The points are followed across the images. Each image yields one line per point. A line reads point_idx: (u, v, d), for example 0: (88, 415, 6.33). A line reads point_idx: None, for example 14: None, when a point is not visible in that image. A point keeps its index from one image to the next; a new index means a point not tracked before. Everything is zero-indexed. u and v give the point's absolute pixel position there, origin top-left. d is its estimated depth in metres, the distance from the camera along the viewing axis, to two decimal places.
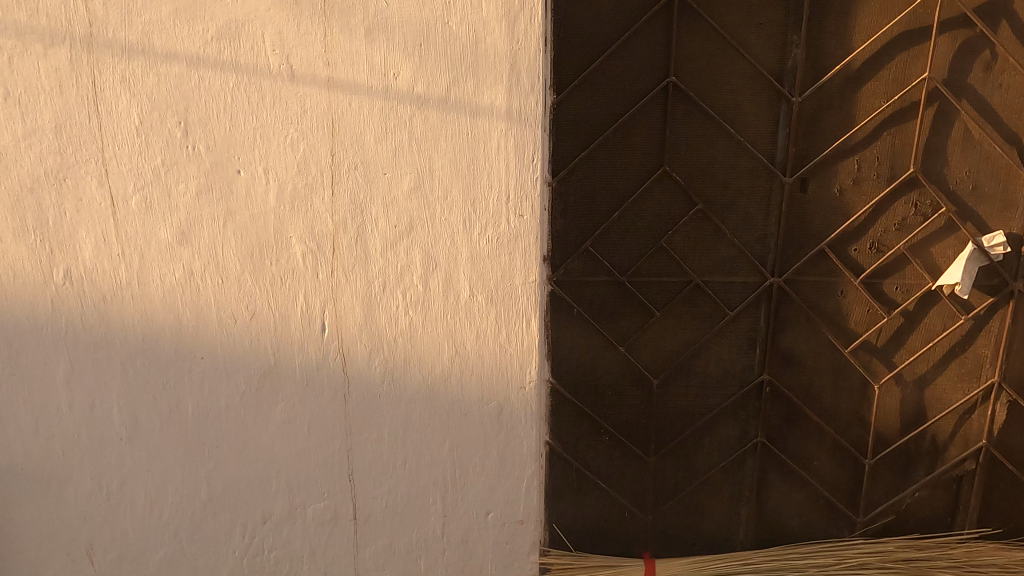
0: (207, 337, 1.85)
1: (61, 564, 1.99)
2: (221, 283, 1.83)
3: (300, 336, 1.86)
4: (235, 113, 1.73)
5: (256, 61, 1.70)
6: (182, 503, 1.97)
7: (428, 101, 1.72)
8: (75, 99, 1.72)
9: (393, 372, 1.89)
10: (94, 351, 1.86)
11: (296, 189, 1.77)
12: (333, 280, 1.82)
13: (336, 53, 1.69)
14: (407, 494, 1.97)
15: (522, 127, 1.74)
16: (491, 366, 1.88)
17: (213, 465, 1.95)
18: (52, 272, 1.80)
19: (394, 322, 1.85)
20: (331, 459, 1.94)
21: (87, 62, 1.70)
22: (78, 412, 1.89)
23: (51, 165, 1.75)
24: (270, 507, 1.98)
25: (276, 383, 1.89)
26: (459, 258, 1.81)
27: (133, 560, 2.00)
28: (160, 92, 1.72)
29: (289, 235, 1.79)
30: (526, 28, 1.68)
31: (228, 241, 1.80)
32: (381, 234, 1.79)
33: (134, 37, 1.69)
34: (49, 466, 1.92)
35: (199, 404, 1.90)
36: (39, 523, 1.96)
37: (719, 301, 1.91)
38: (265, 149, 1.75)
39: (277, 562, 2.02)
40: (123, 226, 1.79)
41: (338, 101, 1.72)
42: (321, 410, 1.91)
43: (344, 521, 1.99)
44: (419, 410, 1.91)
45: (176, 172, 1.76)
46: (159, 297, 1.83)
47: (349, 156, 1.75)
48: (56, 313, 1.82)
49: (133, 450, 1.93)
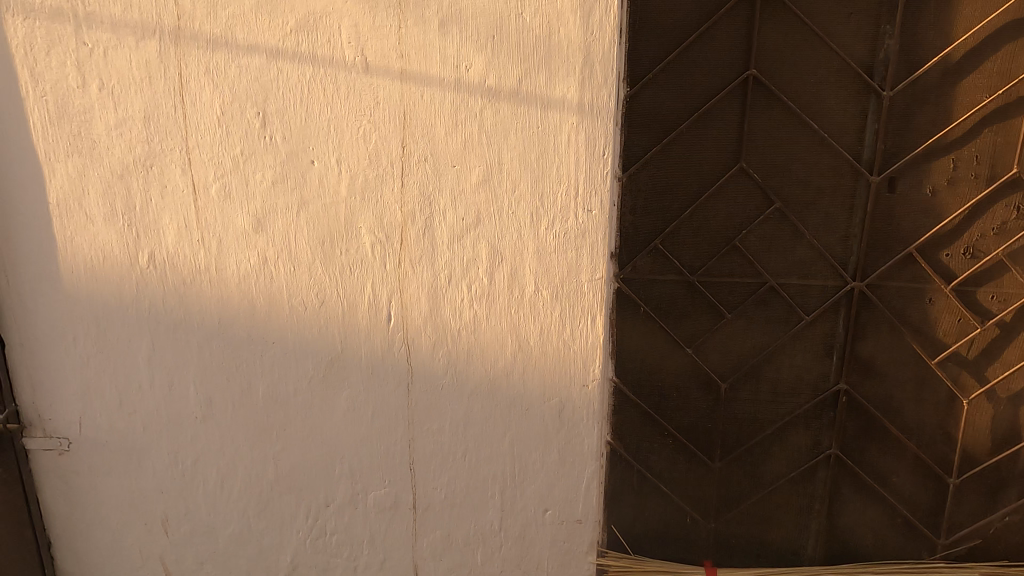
0: (278, 323, 1.91)
1: (140, 531, 2.14)
2: (292, 271, 1.87)
3: (366, 325, 1.89)
4: (311, 105, 1.76)
5: (332, 54, 1.72)
6: (250, 482, 2.05)
7: (499, 93, 1.70)
8: (162, 90, 1.79)
9: (456, 364, 1.89)
10: (174, 332, 1.95)
11: (367, 180, 1.79)
12: (400, 271, 1.84)
13: (410, 45, 1.69)
14: (466, 487, 1.98)
15: (594, 121, 1.70)
16: (554, 363, 1.86)
17: (280, 447, 2.01)
18: (139, 256, 1.91)
19: (458, 315, 1.85)
20: (393, 448, 1.97)
21: (174, 54, 1.77)
22: (158, 390, 2.01)
23: (140, 153, 1.84)
24: (333, 491, 2.02)
25: (343, 370, 1.93)
26: (526, 253, 1.79)
27: (205, 533, 2.12)
28: (241, 83, 1.77)
29: (359, 225, 1.82)
30: (602, 18, 1.64)
31: (301, 229, 1.84)
32: (449, 227, 1.80)
33: (219, 30, 1.74)
34: (132, 438, 2.06)
35: (269, 388, 1.96)
36: (123, 492, 2.11)
37: (794, 304, 1.82)
38: (338, 140, 1.77)
39: (338, 545, 2.07)
40: (203, 213, 1.86)
41: (410, 93, 1.72)
42: (385, 399, 1.94)
43: (403, 510, 2.02)
44: (481, 404, 1.91)
45: (253, 162, 1.81)
46: (234, 282, 1.90)
47: (419, 148, 1.75)
48: (141, 295, 1.94)
49: (207, 429, 2.02)
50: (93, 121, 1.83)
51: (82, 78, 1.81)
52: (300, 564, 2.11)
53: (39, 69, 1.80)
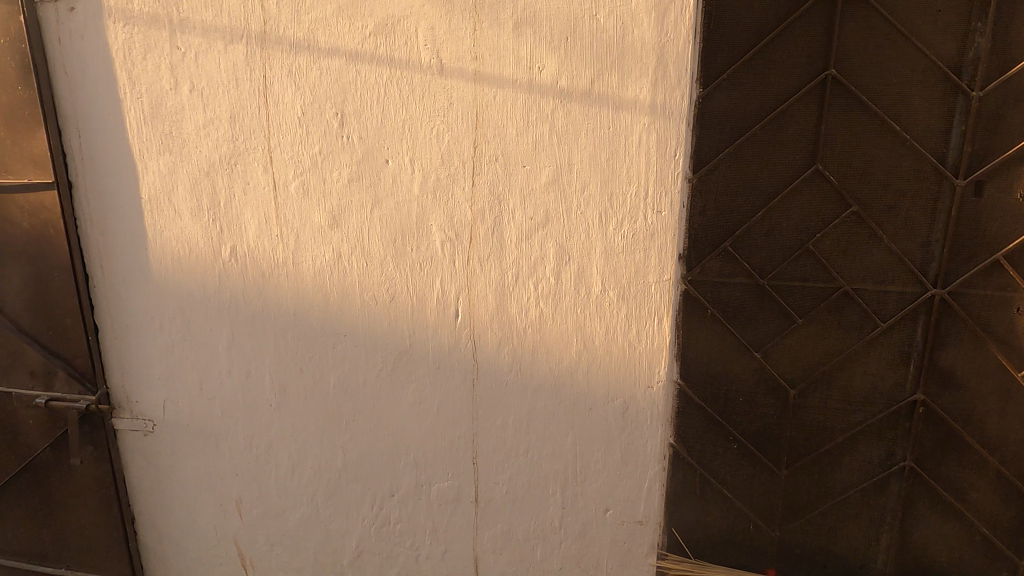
0: (350, 316, 1.98)
1: (216, 511, 2.26)
2: (365, 266, 1.93)
3: (434, 320, 1.93)
4: (387, 105, 1.81)
5: (409, 56, 1.77)
6: (319, 469, 2.13)
7: (572, 94, 1.72)
8: (247, 92, 1.88)
9: (521, 362, 1.92)
10: (252, 323, 2.05)
11: (439, 179, 1.83)
12: (469, 268, 1.87)
13: (484, 47, 1.72)
14: (527, 483, 2.01)
15: (666, 122, 1.70)
16: (619, 363, 1.87)
17: (349, 437, 2.08)
18: (221, 249, 2.01)
19: (525, 313, 1.88)
20: (457, 441, 2.01)
21: (259, 57, 1.85)
22: (236, 377, 2.10)
23: (225, 151, 1.93)
24: (398, 482, 2.08)
25: (411, 364, 1.98)
26: (594, 253, 1.80)
27: (275, 516, 2.21)
28: (321, 85, 1.84)
29: (430, 223, 1.86)
30: (677, 19, 1.64)
31: (374, 227, 1.90)
32: (518, 226, 1.82)
33: (302, 34, 1.81)
34: (211, 422, 2.17)
35: (340, 379, 2.03)
36: (201, 473, 2.23)
37: (870, 310, 1.77)
38: (412, 140, 1.82)
39: (401, 535, 2.13)
40: (282, 210, 1.94)
41: (484, 94, 1.75)
42: (451, 393, 1.98)
43: (466, 503, 2.06)
44: (544, 401, 1.93)
45: (331, 161, 1.88)
46: (310, 276, 1.97)
47: (491, 149, 1.78)
48: (222, 286, 2.04)
49: (280, 416, 2.11)
50: (183, 121, 1.93)
51: (174, 80, 1.91)
52: (364, 550, 2.17)
53: (137, 73, 1.93)
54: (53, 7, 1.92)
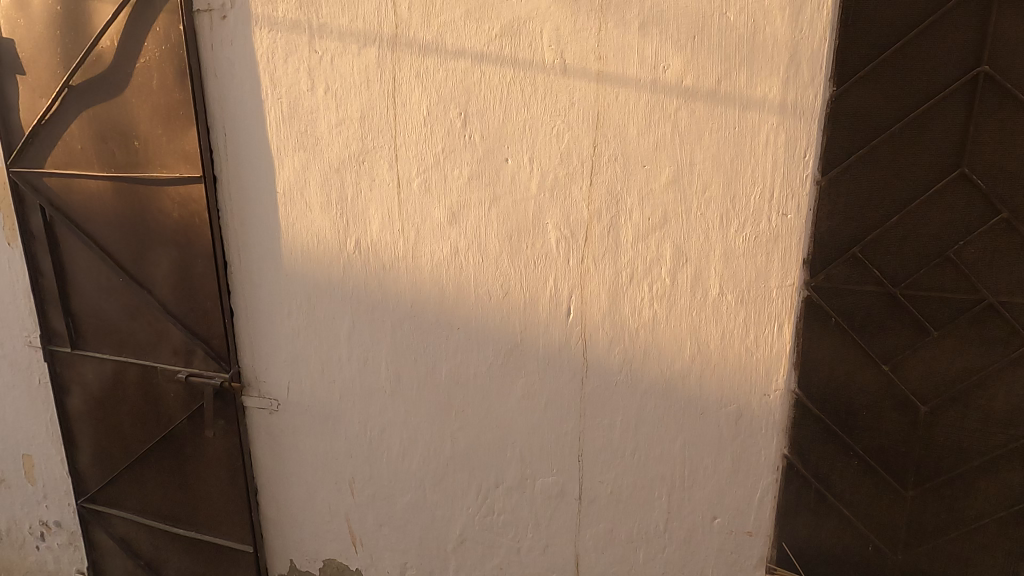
0: (465, 310, 2.04)
1: (331, 489, 2.39)
2: (481, 261, 1.99)
3: (546, 317, 1.96)
4: (510, 105, 1.85)
5: (533, 57, 1.80)
6: (428, 456, 2.21)
7: (697, 93, 1.69)
8: (378, 93, 1.98)
9: (632, 362, 1.91)
10: (372, 312, 2.15)
11: (557, 178, 1.85)
12: (582, 267, 1.89)
13: (609, 47, 1.73)
14: (633, 484, 2.00)
15: (796, 122, 1.65)
16: (734, 369, 1.83)
17: (458, 426, 2.14)
18: (347, 241, 2.12)
19: (638, 313, 1.87)
20: (563, 438, 2.03)
21: (390, 60, 1.94)
22: (354, 363, 2.22)
23: (354, 149, 2.04)
24: (504, 473, 2.13)
25: (521, 358, 2.02)
26: (712, 256, 1.77)
27: (385, 498, 2.31)
28: (447, 86, 1.90)
29: (546, 221, 1.89)
30: (813, 16, 1.58)
31: (491, 224, 1.95)
32: (634, 226, 1.81)
33: (431, 36, 1.88)
34: (329, 404, 2.30)
35: (452, 369, 2.10)
36: (318, 452, 2.37)
37: (1017, 326, 1.61)
38: (532, 139, 1.85)
39: (504, 525, 2.18)
40: (405, 205, 2.03)
41: (606, 93, 1.76)
42: (560, 390, 2.00)
43: (570, 499, 2.08)
44: (654, 402, 1.92)
45: (453, 159, 1.95)
46: (428, 269, 2.05)
47: (611, 148, 1.79)
48: (345, 277, 2.15)
49: (394, 403, 2.21)
50: (317, 120, 2.06)
51: (311, 82, 2.04)
52: (468, 538, 2.24)
53: (277, 75, 2.07)
54: (208, 16, 2.09)
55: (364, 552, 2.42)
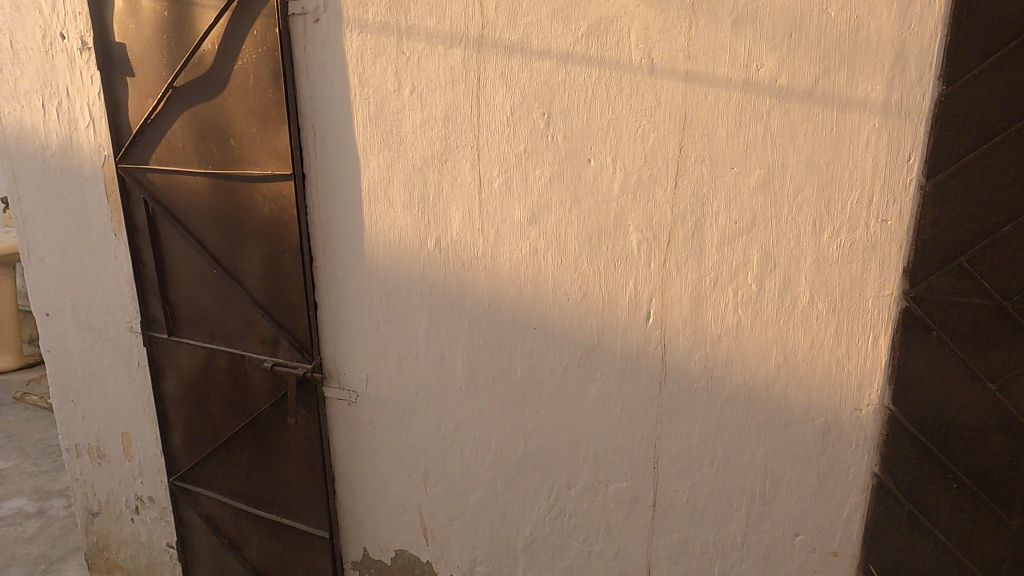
0: (542, 310, 2.03)
1: (405, 481, 2.44)
2: (559, 262, 1.98)
3: (625, 320, 1.93)
4: (594, 105, 1.84)
5: (620, 56, 1.78)
6: (501, 455, 2.23)
7: (791, 93, 1.63)
8: (462, 93, 2.00)
9: (712, 369, 1.86)
10: (450, 309, 2.18)
11: (641, 179, 1.82)
12: (664, 270, 1.85)
13: (699, 45, 1.69)
14: (710, 495, 1.95)
15: (900, 123, 1.56)
16: (823, 381, 1.76)
17: (531, 426, 2.15)
18: (427, 239, 2.16)
19: (721, 319, 1.82)
20: (638, 443, 2.00)
21: (475, 60, 1.96)
22: (431, 359, 2.26)
23: (437, 149, 2.07)
24: (576, 476, 2.12)
25: (598, 361, 2.00)
26: (803, 262, 1.70)
27: (457, 494, 2.35)
28: (531, 86, 1.90)
29: (628, 223, 1.86)
30: (923, 11, 1.49)
31: (572, 224, 1.94)
32: (720, 229, 1.76)
33: (517, 37, 1.89)
34: (406, 398, 2.35)
35: (527, 369, 2.11)
36: (394, 444, 2.42)
37: None
38: (616, 140, 1.83)
39: (575, 528, 2.17)
40: (485, 205, 2.04)
41: (695, 93, 1.72)
42: (636, 395, 1.97)
43: (643, 506, 2.04)
44: (735, 412, 1.86)
45: (535, 159, 1.95)
46: (506, 269, 2.06)
47: (697, 150, 1.74)
48: (425, 274, 2.19)
49: (468, 400, 2.23)
50: (403, 120, 2.10)
51: (398, 82, 2.08)
52: (538, 538, 2.24)
53: (366, 76, 2.12)
54: (302, 19, 2.17)
55: (434, 545, 2.46)
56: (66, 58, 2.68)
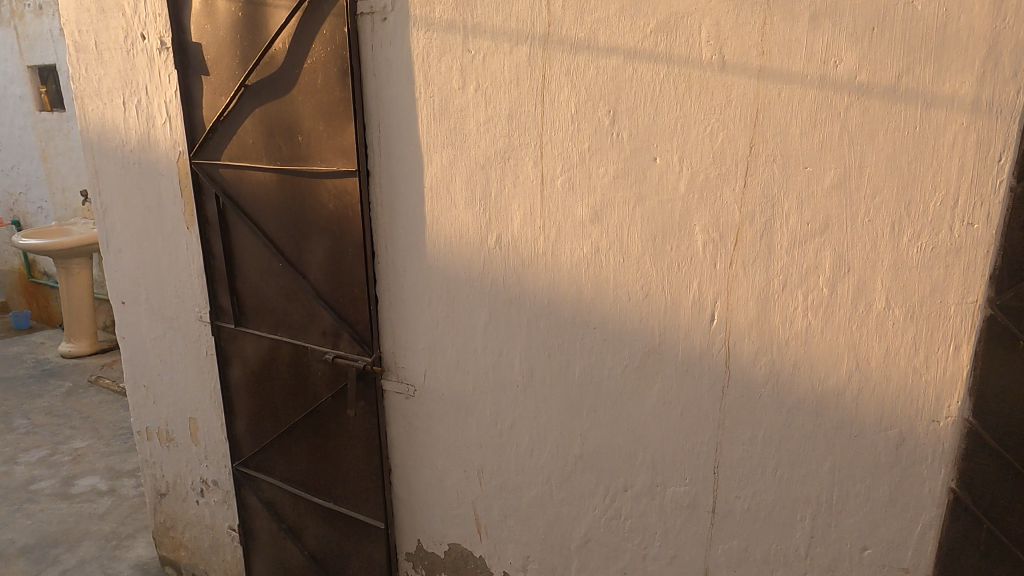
0: (602, 310, 2.02)
1: (460, 476, 2.46)
2: (621, 261, 1.96)
3: (687, 322, 1.90)
4: (661, 103, 1.81)
5: (689, 53, 1.74)
6: (557, 454, 2.22)
7: (871, 90, 1.56)
8: (527, 90, 1.99)
9: (779, 374, 1.81)
10: (509, 307, 2.18)
11: (708, 178, 1.78)
12: (730, 272, 1.81)
13: (774, 41, 1.64)
14: (773, 503, 1.90)
15: (992, 122, 1.47)
16: (897, 390, 1.68)
17: (588, 426, 2.14)
18: (488, 236, 2.16)
19: (789, 323, 1.77)
20: (699, 447, 1.97)
21: (541, 57, 1.95)
22: (489, 356, 2.27)
23: (500, 147, 2.08)
24: (633, 478, 2.10)
25: (658, 363, 1.97)
26: (879, 266, 1.63)
27: (512, 491, 2.35)
28: (597, 83, 1.89)
29: (694, 224, 1.83)
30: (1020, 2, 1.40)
31: (635, 224, 1.91)
32: (791, 231, 1.71)
33: (584, 34, 1.87)
34: (463, 394, 2.36)
35: (586, 368, 2.09)
36: (450, 439, 2.44)
37: None
38: (684, 138, 1.80)
39: (631, 531, 2.15)
40: (548, 203, 2.04)
41: (767, 90, 1.67)
42: (698, 398, 1.94)
43: (702, 511, 2.01)
44: (802, 419, 1.81)
45: (599, 157, 1.93)
46: (567, 267, 2.05)
47: (769, 149, 1.70)
48: (485, 271, 2.20)
49: (525, 398, 2.23)
50: (466, 118, 2.11)
51: (462, 80, 2.09)
52: (592, 539, 2.23)
53: (431, 74, 2.14)
54: (370, 18, 2.21)
55: (488, 540, 2.47)
56: (146, 58, 2.80)
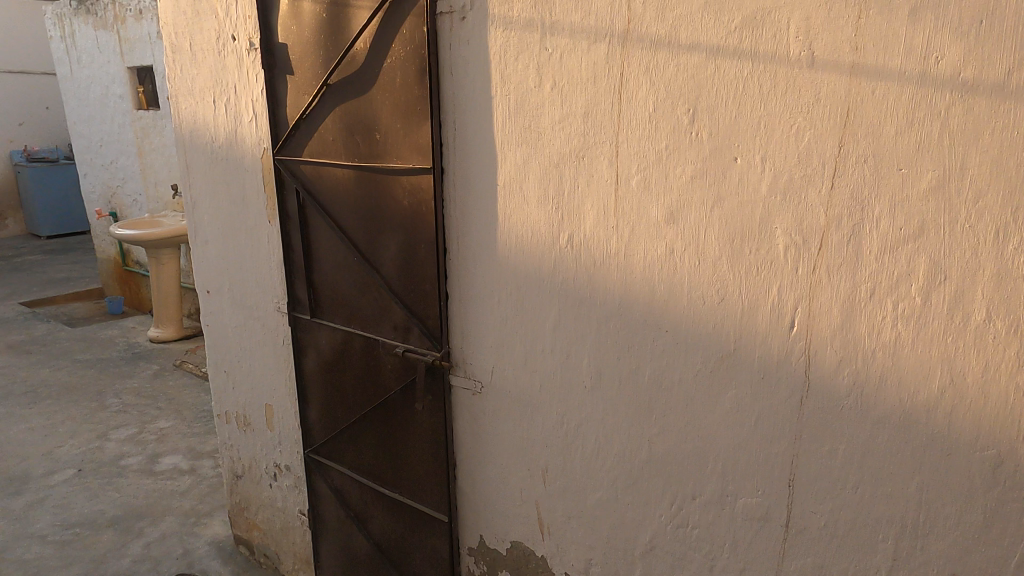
0: (675, 313, 1.98)
1: (524, 474, 2.46)
2: (697, 264, 1.91)
3: (765, 328, 1.84)
4: (744, 101, 1.75)
5: (776, 49, 1.68)
6: (624, 457, 2.19)
7: (977, 87, 1.46)
8: (604, 89, 1.97)
9: (863, 387, 1.72)
10: (579, 307, 2.17)
11: (793, 180, 1.72)
12: (813, 277, 1.74)
13: (869, 36, 1.56)
14: (852, 521, 1.81)
15: None
16: (995, 409, 1.57)
17: (657, 431, 2.10)
18: (560, 235, 2.15)
19: (876, 333, 1.68)
20: (774, 459, 1.90)
21: (619, 55, 1.93)
22: (557, 356, 2.26)
23: (575, 145, 2.06)
24: (702, 486, 2.05)
25: (733, 369, 1.91)
26: (980, 275, 1.53)
27: (576, 493, 2.34)
28: (677, 81, 1.84)
29: (775, 226, 1.76)
30: None
31: (713, 225, 1.86)
32: (881, 236, 1.63)
33: (664, 31, 1.84)
34: (530, 393, 2.36)
35: (656, 372, 2.05)
36: (516, 437, 2.45)
37: None
38: (767, 137, 1.74)
39: (698, 540, 2.10)
40: (622, 203, 2.01)
41: (860, 88, 1.59)
42: (774, 408, 1.87)
43: (775, 525, 1.94)
44: (887, 435, 1.71)
45: (677, 157, 1.89)
46: (640, 268, 2.01)
47: (860, 149, 1.61)
48: (556, 270, 2.19)
49: (593, 399, 2.21)
50: (541, 116, 2.11)
51: (539, 79, 2.09)
52: (658, 546, 2.19)
53: (508, 72, 2.15)
54: (449, 18, 2.24)
55: (550, 541, 2.46)
56: (236, 58, 2.93)
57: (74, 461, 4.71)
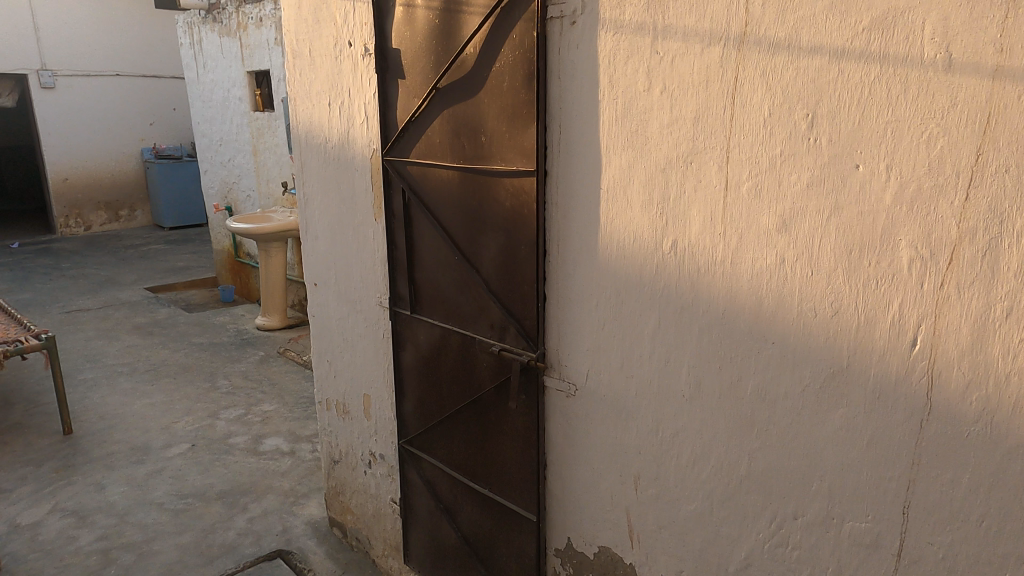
0: (783, 324, 1.91)
1: (616, 479, 2.45)
2: (809, 275, 1.84)
3: (883, 345, 1.75)
4: (869, 106, 1.67)
5: (907, 51, 1.59)
6: (721, 470, 2.14)
7: None
8: (716, 92, 1.93)
9: (994, 413, 1.60)
10: (680, 314, 2.13)
11: (921, 190, 1.62)
12: (939, 293, 1.64)
13: (1017, 36, 1.45)
14: (974, 557, 1.69)
15: None
16: None
17: (759, 445, 2.03)
18: (664, 241, 2.13)
19: (1011, 357, 1.56)
20: (887, 482, 1.80)
21: (734, 59, 1.88)
22: (655, 362, 2.23)
23: (683, 150, 2.03)
24: (805, 505, 1.97)
25: (844, 386, 1.83)
26: None
27: (669, 502, 2.30)
28: (796, 85, 1.78)
29: (899, 238, 1.67)
30: None
31: (828, 235, 1.79)
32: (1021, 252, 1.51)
33: (784, 33, 1.78)
34: (625, 398, 2.35)
35: (760, 385, 1.99)
36: (609, 442, 2.44)
37: None
38: (893, 144, 1.65)
39: (798, 561, 2.02)
40: (730, 210, 1.96)
41: (1003, 92, 1.48)
42: (889, 429, 1.77)
43: (884, 553, 1.84)
44: (1020, 467, 1.58)
45: (792, 163, 1.83)
46: (747, 277, 1.96)
47: (1000, 158, 1.50)
48: (657, 276, 2.16)
49: (691, 408, 2.17)
50: (649, 120, 2.09)
51: (648, 82, 2.07)
52: (754, 564, 2.12)
53: (617, 76, 2.15)
54: (559, 22, 2.26)
55: (640, 549, 2.44)
56: (352, 63, 3.08)
57: (188, 436, 5.08)
